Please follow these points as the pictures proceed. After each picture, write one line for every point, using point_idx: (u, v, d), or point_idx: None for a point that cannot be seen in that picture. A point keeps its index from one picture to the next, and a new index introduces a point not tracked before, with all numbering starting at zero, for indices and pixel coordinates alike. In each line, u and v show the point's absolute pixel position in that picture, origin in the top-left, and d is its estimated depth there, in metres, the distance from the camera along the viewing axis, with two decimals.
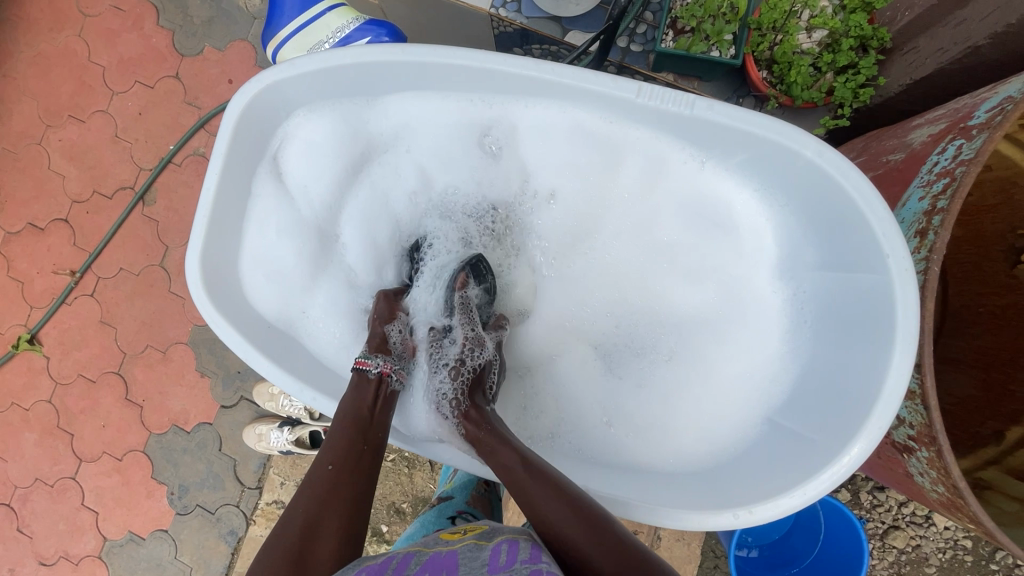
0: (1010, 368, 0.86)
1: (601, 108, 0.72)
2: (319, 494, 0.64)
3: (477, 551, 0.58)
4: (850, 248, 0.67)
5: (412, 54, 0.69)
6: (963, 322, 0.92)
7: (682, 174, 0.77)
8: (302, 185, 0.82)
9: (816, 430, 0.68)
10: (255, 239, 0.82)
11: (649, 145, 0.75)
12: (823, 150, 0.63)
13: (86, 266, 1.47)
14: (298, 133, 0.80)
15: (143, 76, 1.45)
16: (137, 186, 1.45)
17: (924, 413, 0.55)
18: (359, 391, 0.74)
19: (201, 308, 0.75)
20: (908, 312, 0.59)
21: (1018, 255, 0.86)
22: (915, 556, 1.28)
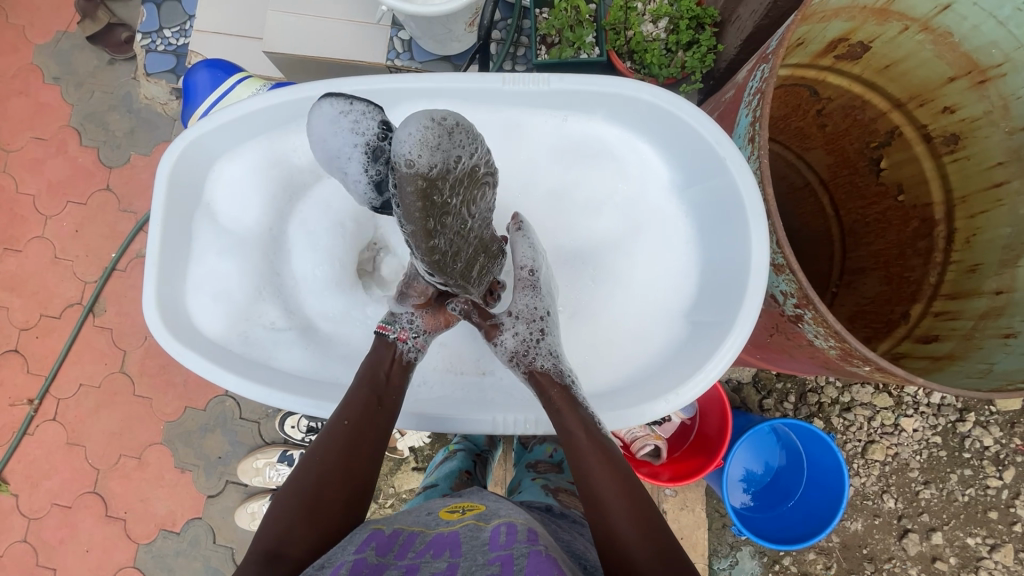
0: (901, 259, 0.98)
1: (471, 104, 0.82)
2: (338, 439, 0.73)
3: (477, 532, 0.66)
4: (699, 159, 0.78)
5: (311, 89, 0.79)
6: (860, 234, 1.03)
7: (550, 137, 0.85)
8: (237, 219, 0.88)
9: (714, 315, 0.78)
10: (202, 277, 0.87)
11: (522, 116, 0.84)
12: (657, 91, 0.76)
13: (44, 391, 1.45)
14: (222, 175, 0.86)
15: (76, 195, 1.50)
16: (85, 300, 1.47)
17: (794, 279, 0.60)
18: (378, 356, 0.83)
19: (166, 346, 0.81)
20: (754, 198, 0.71)
21: (877, 165, 1.01)
22: (897, 465, 1.36)
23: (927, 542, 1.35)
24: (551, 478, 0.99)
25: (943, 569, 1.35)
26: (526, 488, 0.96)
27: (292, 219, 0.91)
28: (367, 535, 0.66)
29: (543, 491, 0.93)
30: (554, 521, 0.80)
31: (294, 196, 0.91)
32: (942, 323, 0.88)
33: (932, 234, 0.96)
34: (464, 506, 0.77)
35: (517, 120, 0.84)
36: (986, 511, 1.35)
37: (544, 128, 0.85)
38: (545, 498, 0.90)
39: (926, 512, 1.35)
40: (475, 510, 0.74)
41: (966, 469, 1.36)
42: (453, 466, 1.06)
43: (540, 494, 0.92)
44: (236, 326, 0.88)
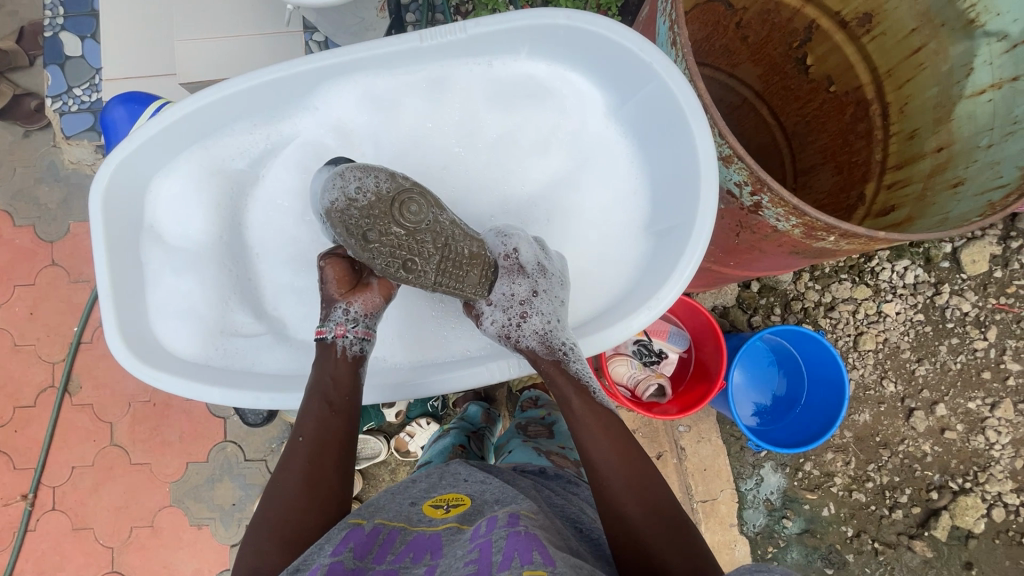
0: (846, 147, 1.01)
1: (392, 72, 0.82)
2: (297, 458, 0.72)
3: (458, 532, 0.67)
4: (629, 73, 0.79)
5: (231, 87, 0.77)
6: (803, 136, 1.07)
7: (479, 84, 0.85)
8: (187, 234, 0.86)
9: (677, 216, 0.80)
10: (163, 298, 0.85)
11: (447, 73, 0.84)
12: (571, 14, 0.75)
13: (36, 483, 1.39)
14: (161, 192, 0.84)
15: (22, 278, 1.44)
16: (57, 381, 1.42)
17: (744, 166, 0.61)
18: (322, 357, 0.81)
19: (139, 372, 0.80)
20: (687, 94, 0.72)
21: (804, 63, 1.04)
22: (889, 349, 1.41)
23: (933, 416, 1.40)
24: (541, 440, 1.04)
25: (954, 438, 1.39)
26: (518, 448, 1.03)
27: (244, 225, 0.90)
28: (343, 532, 0.65)
29: (536, 452, 1.00)
30: (549, 488, 0.85)
31: (240, 200, 0.89)
32: (896, 194, 0.91)
33: (869, 115, 0.99)
34: (449, 499, 0.76)
35: (442, 77, 0.84)
36: (980, 372, 1.40)
37: (472, 80, 0.85)
38: (539, 460, 0.95)
39: (926, 388, 1.40)
40: (461, 508, 0.73)
41: (953, 338, 1.41)
42: (445, 442, 1.10)
43: (532, 454, 0.98)
44: (212, 342, 0.87)
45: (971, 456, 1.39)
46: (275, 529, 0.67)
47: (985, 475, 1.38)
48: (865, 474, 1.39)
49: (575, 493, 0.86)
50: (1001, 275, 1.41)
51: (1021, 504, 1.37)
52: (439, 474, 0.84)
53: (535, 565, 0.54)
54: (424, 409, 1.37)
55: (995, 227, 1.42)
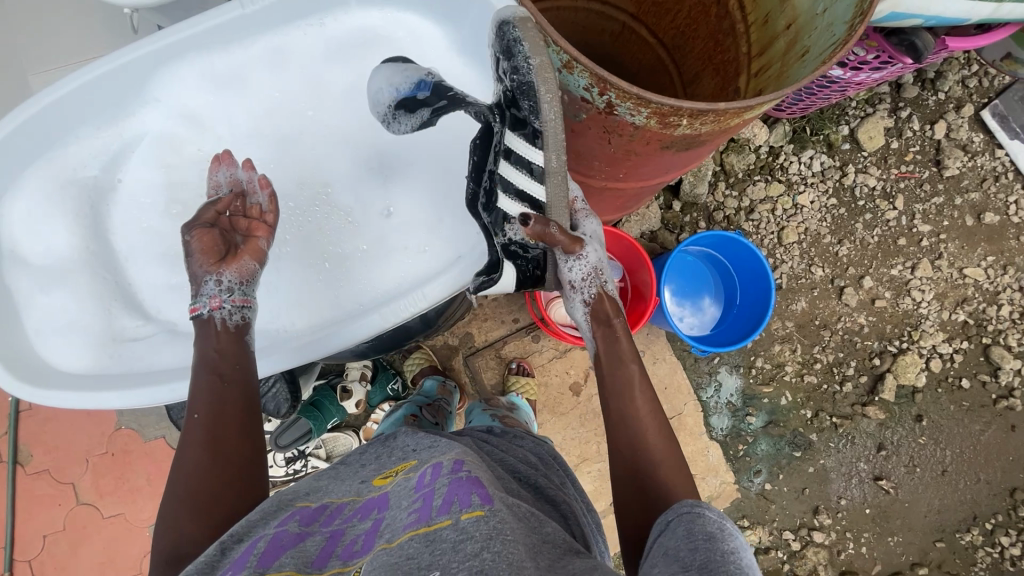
0: (717, 49, 1.05)
1: (218, 50, 0.88)
2: (198, 434, 0.72)
3: (406, 481, 0.67)
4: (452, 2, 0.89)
5: (66, 86, 0.80)
6: (679, 46, 1.10)
7: (317, 38, 0.93)
8: (51, 248, 0.88)
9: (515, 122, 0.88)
10: (41, 314, 0.87)
11: (277, 41, 0.91)
12: None
13: (10, 559, 1.36)
14: (14, 209, 0.85)
15: None
16: (4, 455, 1.37)
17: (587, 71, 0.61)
18: (206, 334, 0.82)
19: (24, 391, 0.82)
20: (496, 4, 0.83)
21: None
22: (812, 237, 1.48)
23: (862, 290, 1.48)
24: (498, 419, 1.07)
25: (885, 305, 1.48)
26: (474, 415, 1.10)
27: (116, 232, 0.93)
28: (290, 510, 0.65)
29: (491, 423, 1.02)
30: (496, 440, 0.90)
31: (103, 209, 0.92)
32: (764, 79, 0.95)
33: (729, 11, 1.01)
34: (399, 467, 0.74)
35: (276, 45, 0.91)
36: (897, 240, 1.49)
37: (305, 47, 0.93)
38: (493, 429, 0.97)
39: (851, 265, 1.48)
40: (406, 466, 0.73)
41: (867, 214, 1.49)
42: (400, 414, 1.13)
43: (491, 420, 1.09)
44: (104, 352, 0.89)
45: (902, 318, 1.48)
46: (186, 504, 0.67)
47: (918, 332, 1.47)
48: (812, 357, 1.46)
49: (522, 452, 0.88)
50: (897, 145, 1.49)
51: (955, 351, 1.48)
52: (388, 449, 0.82)
53: (473, 507, 0.58)
54: (385, 394, 1.36)
55: (884, 101, 1.49)
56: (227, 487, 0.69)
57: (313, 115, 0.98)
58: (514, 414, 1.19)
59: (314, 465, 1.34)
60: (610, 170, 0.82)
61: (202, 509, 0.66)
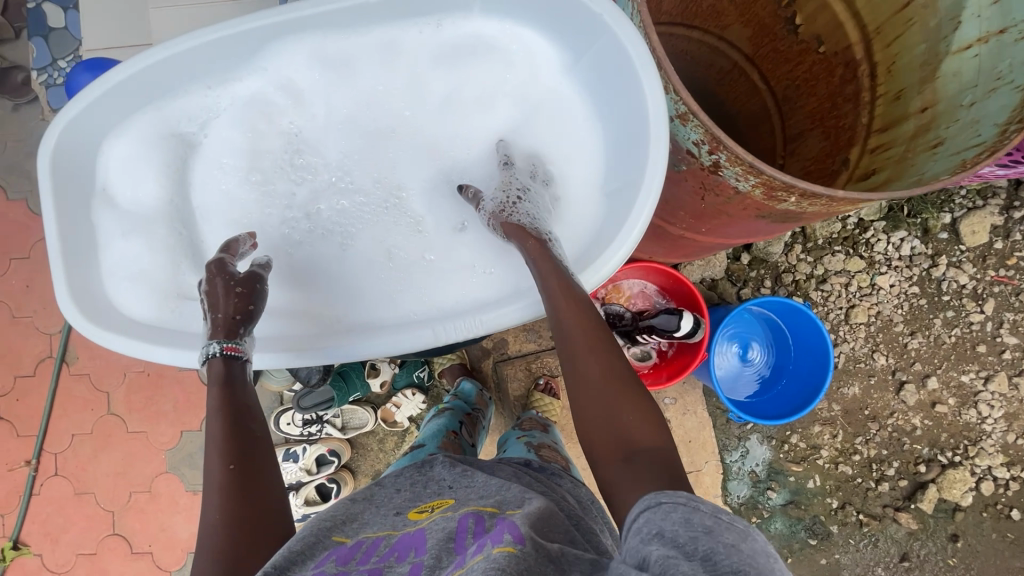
0: (833, 111, 0.98)
1: (341, 32, 0.79)
2: (225, 491, 0.64)
3: (445, 522, 0.67)
4: (579, 24, 0.76)
5: (173, 47, 0.74)
6: (790, 98, 1.04)
7: (428, 49, 0.84)
8: (139, 200, 0.86)
9: (632, 173, 0.74)
10: (118, 252, 0.84)
11: (381, 41, 0.82)
12: None
13: (39, 449, 1.44)
14: (111, 155, 0.82)
15: (16, 251, 1.46)
16: (54, 351, 1.45)
17: (698, 123, 0.56)
18: (227, 382, 0.72)
19: (84, 331, 0.77)
20: (636, 43, 0.68)
21: (793, 23, 1.00)
22: (882, 322, 1.38)
23: (924, 389, 1.38)
24: (534, 435, 1.04)
25: (945, 412, 1.37)
26: (511, 444, 1.02)
27: (202, 192, 0.91)
28: (326, 551, 0.64)
29: (527, 447, 1.00)
30: (532, 474, 0.86)
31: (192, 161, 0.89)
32: (878, 157, 0.87)
33: (857, 73, 0.94)
34: (434, 504, 0.76)
35: (415, 62, 0.86)
36: (975, 346, 1.37)
37: (390, 44, 0.83)
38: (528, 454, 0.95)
39: (918, 361, 1.38)
40: (442, 505, 0.74)
41: (949, 311, 1.38)
42: (438, 425, 1.09)
43: (522, 450, 0.98)
44: (167, 305, 0.86)
45: (962, 430, 1.37)
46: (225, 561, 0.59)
47: (975, 448, 1.36)
48: (852, 447, 1.38)
49: (561, 487, 0.85)
50: (1001, 246, 1.37)
51: (1011, 478, 1.36)
52: (427, 477, 0.84)
53: (504, 543, 0.56)
54: (410, 380, 1.38)
55: (999, 196, 1.37)
56: (262, 533, 0.63)
57: (452, 161, 0.93)
58: (552, 436, 1.07)
59: (328, 431, 1.36)
60: (697, 217, 0.76)
61: (236, 562, 0.59)
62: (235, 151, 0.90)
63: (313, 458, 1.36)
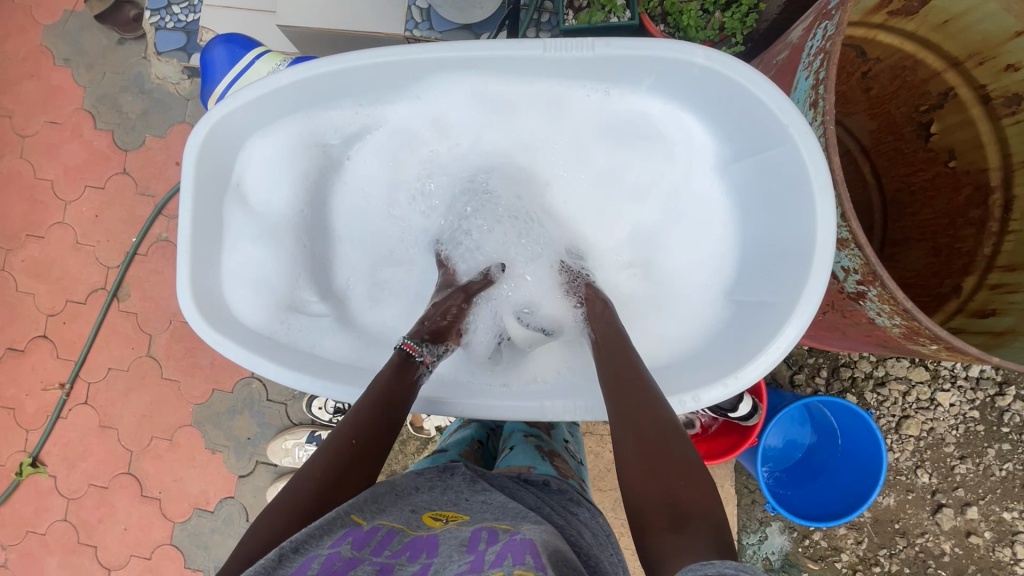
0: (951, 230, 0.92)
1: (502, 77, 0.74)
2: (334, 460, 0.64)
3: (458, 531, 0.61)
4: (756, 129, 0.68)
5: (335, 63, 0.71)
6: (903, 204, 0.96)
7: (585, 114, 0.79)
8: (270, 206, 0.83)
9: (773, 293, 0.69)
10: (237, 255, 0.81)
11: (543, 97, 0.77)
12: (712, 53, 0.64)
13: (75, 375, 1.46)
14: (252, 156, 0.80)
15: (93, 180, 1.49)
16: (109, 285, 1.47)
17: (860, 254, 0.55)
18: (398, 370, 0.74)
19: (203, 333, 0.76)
20: (818, 165, 0.61)
21: (927, 129, 0.94)
22: (932, 440, 1.33)
23: (961, 517, 1.33)
24: (543, 438, 0.91)
25: (978, 544, 1.33)
26: (520, 446, 0.89)
27: (336, 209, 0.89)
28: (345, 528, 0.58)
29: (538, 453, 0.86)
30: (551, 505, 0.71)
31: (329, 176, 0.87)
32: (999, 296, 0.84)
33: (987, 202, 0.91)
34: (450, 514, 0.66)
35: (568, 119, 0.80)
36: None
37: (549, 103, 0.78)
38: (544, 467, 0.81)
39: (961, 487, 1.33)
40: (459, 518, 0.64)
41: (1005, 444, 1.32)
42: (465, 434, 0.97)
43: (533, 458, 0.84)
44: (278, 316, 0.83)
45: (990, 566, 1.32)
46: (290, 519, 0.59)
47: None
48: (874, 558, 1.34)
49: (579, 514, 0.70)
50: None
51: None
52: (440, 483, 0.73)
53: (524, 566, 0.49)
54: None
55: None
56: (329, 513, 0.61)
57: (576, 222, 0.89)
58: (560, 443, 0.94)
59: None
60: (811, 328, 0.75)
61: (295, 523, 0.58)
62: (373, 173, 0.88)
63: None
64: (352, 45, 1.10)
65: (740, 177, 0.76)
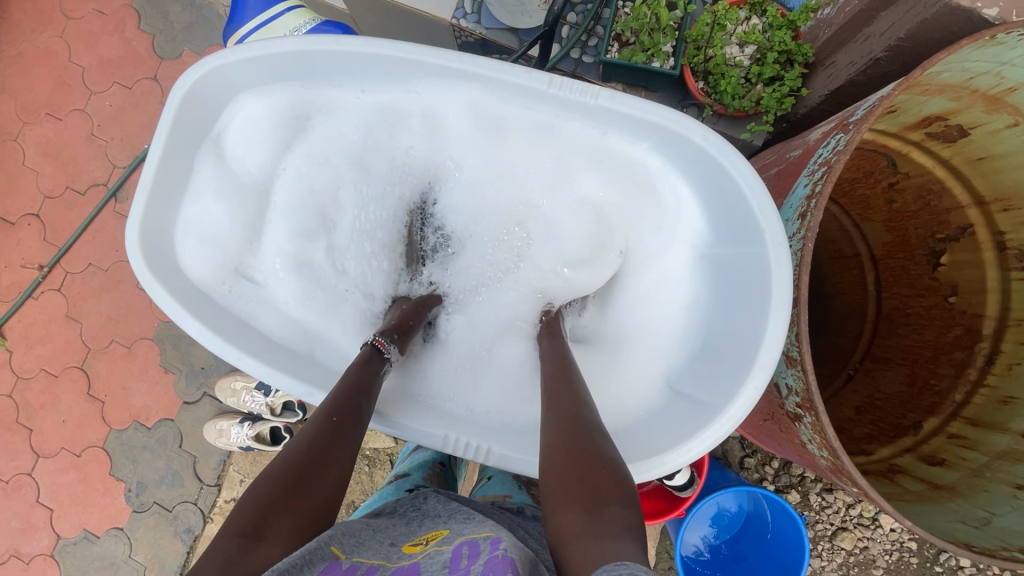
0: (931, 364, 0.90)
1: (511, 101, 0.74)
2: (320, 434, 0.64)
3: (437, 555, 0.54)
4: (739, 226, 0.67)
5: (345, 45, 0.71)
6: (894, 323, 0.93)
7: (579, 159, 0.77)
8: (242, 165, 0.81)
9: (712, 395, 0.68)
10: (197, 206, 0.80)
11: (545, 134, 0.76)
12: (710, 136, 0.65)
13: (55, 261, 1.47)
14: (241, 111, 0.79)
15: (122, 78, 1.49)
16: (110, 183, 1.48)
17: (804, 377, 0.54)
18: (366, 362, 0.74)
19: (138, 274, 0.74)
20: (783, 282, 0.61)
21: (937, 258, 0.92)
22: (863, 558, 1.30)
23: None
24: None
25: None
26: (497, 477, 0.86)
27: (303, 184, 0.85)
28: (321, 565, 0.52)
29: (516, 483, 0.82)
30: (525, 523, 0.67)
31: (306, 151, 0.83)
32: (953, 447, 0.81)
33: (972, 347, 0.88)
34: (431, 533, 0.61)
35: (564, 156, 0.78)
36: None
37: (551, 138, 0.76)
38: (520, 495, 0.77)
39: None
40: (439, 537, 0.59)
41: None
42: (426, 456, 0.96)
43: (510, 487, 0.80)
44: (222, 276, 0.81)
45: None
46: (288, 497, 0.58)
47: None
48: None
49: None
50: None
51: None
52: (416, 515, 0.68)
53: None
54: None
55: None
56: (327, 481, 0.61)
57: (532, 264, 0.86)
58: None
59: None
60: (755, 428, 0.73)
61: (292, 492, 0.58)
62: (341, 154, 0.83)
63: (283, 400, 1.39)
64: (399, 19, 1.08)
65: (714, 269, 0.74)
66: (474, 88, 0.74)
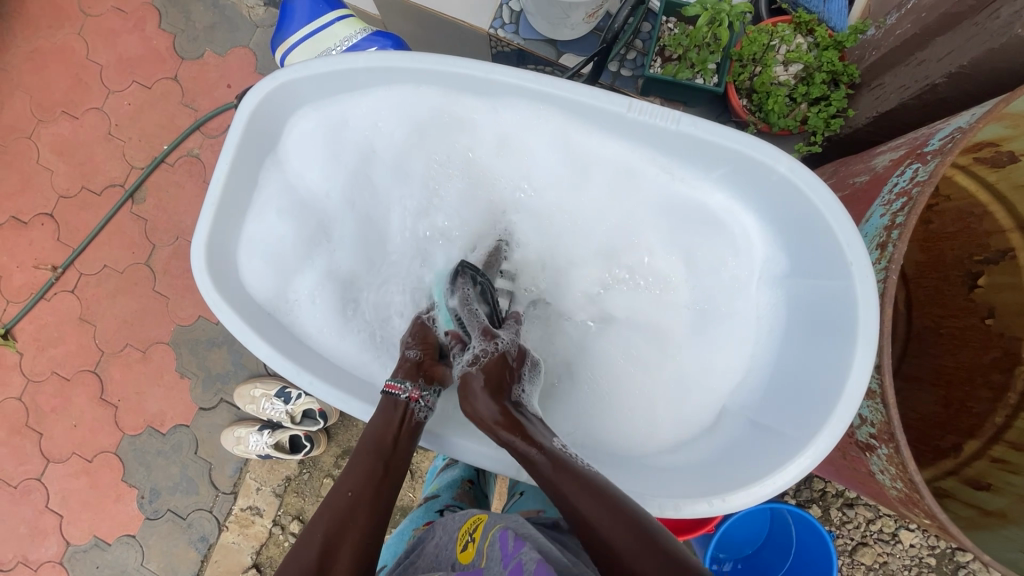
0: (968, 385, 0.91)
1: (586, 124, 0.74)
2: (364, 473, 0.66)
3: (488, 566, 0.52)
4: (821, 255, 0.67)
5: (418, 62, 0.72)
6: (926, 343, 0.94)
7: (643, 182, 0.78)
8: (304, 181, 0.82)
9: (789, 426, 0.68)
10: (259, 224, 0.81)
11: (612, 160, 0.77)
12: (795, 166, 0.65)
13: (69, 262, 1.45)
14: (302, 128, 0.80)
15: (141, 77, 1.47)
16: (127, 184, 1.45)
17: (883, 410, 0.56)
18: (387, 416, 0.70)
19: (204, 293, 0.74)
20: (870, 316, 0.61)
21: (974, 280, 0.91)
22: (882, 573, 1.31)
23: None
24: None
25: None
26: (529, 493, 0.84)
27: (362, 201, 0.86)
28: None
29: (550, 498, 0.80)
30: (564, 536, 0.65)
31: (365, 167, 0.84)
32: (996, 471, 0.82)
33: (1012, 370, 0.88)
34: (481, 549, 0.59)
35: (630, 180, 0.79)
36: None
37: (615, 164, 0.78)
38: (557, 512, 0.75)
39: None
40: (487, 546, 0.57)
41: None
42: (455, 473, 0.95)
43: (542, 501, 0.79)
44: (284, 293, 0.83)
45: None
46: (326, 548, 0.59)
47: None
48: None
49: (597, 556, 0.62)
50: None
51: None
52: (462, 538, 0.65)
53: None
54: None
55: None
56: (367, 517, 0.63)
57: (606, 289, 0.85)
58: None
59: None
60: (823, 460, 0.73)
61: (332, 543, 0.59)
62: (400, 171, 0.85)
63: (303, 408, 1.37)
64: (433, 27, 1.08)
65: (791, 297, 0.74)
66: (542, 109, 0.75)
